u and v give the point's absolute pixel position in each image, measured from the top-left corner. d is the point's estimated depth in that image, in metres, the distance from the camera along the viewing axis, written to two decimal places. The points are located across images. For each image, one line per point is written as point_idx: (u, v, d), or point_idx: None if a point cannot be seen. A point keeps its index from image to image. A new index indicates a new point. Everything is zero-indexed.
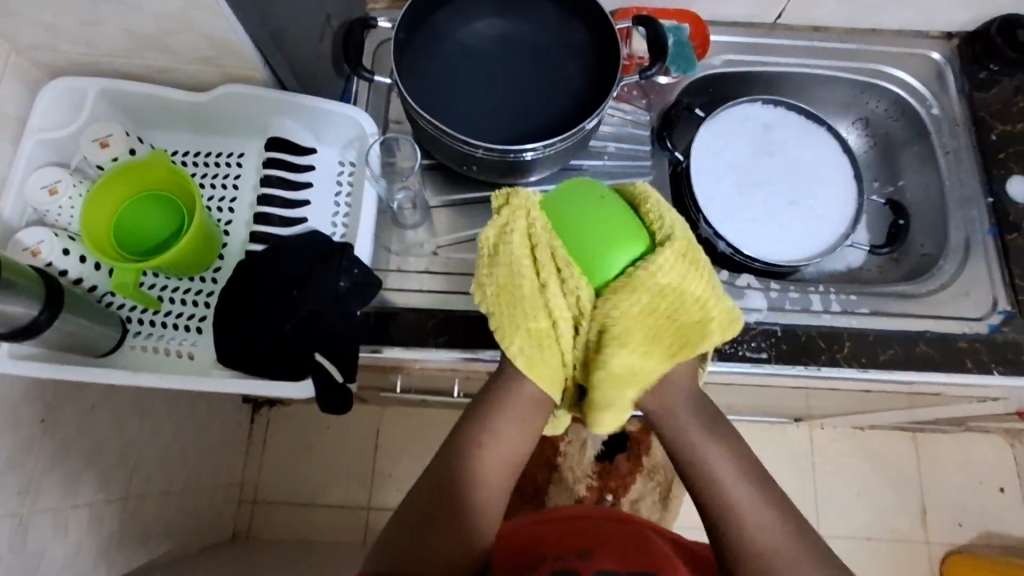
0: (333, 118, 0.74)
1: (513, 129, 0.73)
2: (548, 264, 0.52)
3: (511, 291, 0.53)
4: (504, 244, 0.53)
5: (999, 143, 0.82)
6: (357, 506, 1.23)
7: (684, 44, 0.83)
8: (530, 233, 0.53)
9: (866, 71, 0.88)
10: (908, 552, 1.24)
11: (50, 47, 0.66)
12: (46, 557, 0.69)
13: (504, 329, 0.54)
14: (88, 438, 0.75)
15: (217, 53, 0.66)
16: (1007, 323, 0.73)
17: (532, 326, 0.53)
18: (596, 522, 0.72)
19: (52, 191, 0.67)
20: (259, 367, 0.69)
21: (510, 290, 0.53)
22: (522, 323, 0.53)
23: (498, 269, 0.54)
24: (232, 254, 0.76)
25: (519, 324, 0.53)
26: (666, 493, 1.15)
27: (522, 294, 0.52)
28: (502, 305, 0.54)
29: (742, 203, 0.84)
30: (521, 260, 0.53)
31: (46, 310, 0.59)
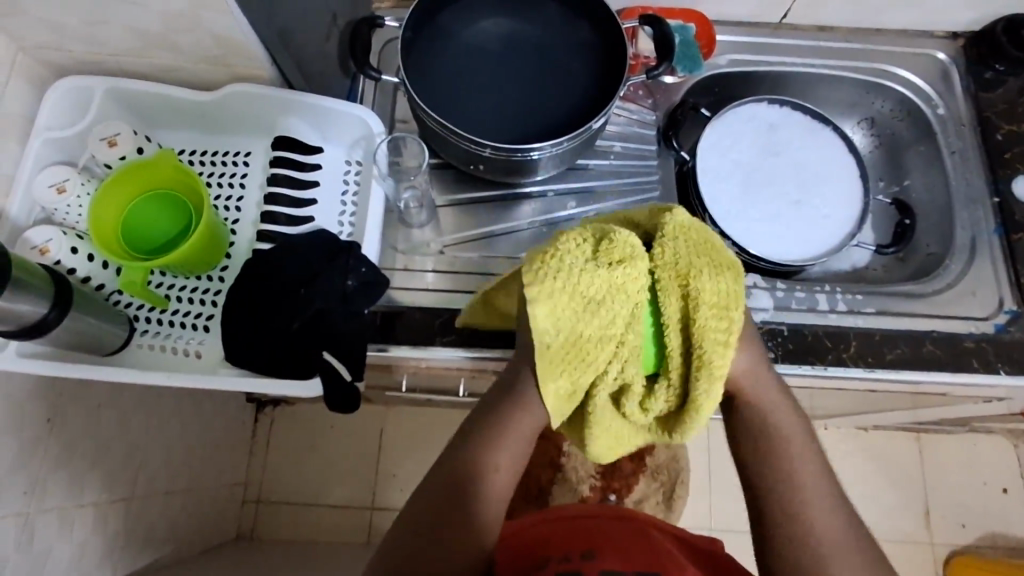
0: (340, 117, 0.74)
1: (519, 129, 0.73)
2: (620, 322, 0.50)
3: (577, 345, 0.50)
4: (584, 298, 0.49)
5: (1005, 143, 0.82)
6: (360, 506, 1.23)
7: (690, 44, 0.83)
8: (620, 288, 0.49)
9: (872, 71, 0.88)
10: (912, 552, 1.24)
11: (58, 46, 0.66)
12: (52, 555, 0.69)
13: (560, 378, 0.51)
14: (94, 438, 0.75)
15: (225, 52, 0.66)
16: (1013, 323, 0.73)
17: (579, 376, 0.51)
18: (599, 519, 0.72)
19: (60, 189, 0.67)
20: (266, 366, 0.69)
21: (577, 344, 0.50)
22: (578, 375, 0.51)
23: (566, 313, 0.49)
24: (239, 253, 0.76)
25: (568, 372, 0.51)
26: (670, 493, 1.17)
27: (578, 343, 0.50)
28: (565, 355, 0.50)
29: (748, 203, 0.84)
30: (607, 321, 0.50)
31: (54, 309, 0.59)
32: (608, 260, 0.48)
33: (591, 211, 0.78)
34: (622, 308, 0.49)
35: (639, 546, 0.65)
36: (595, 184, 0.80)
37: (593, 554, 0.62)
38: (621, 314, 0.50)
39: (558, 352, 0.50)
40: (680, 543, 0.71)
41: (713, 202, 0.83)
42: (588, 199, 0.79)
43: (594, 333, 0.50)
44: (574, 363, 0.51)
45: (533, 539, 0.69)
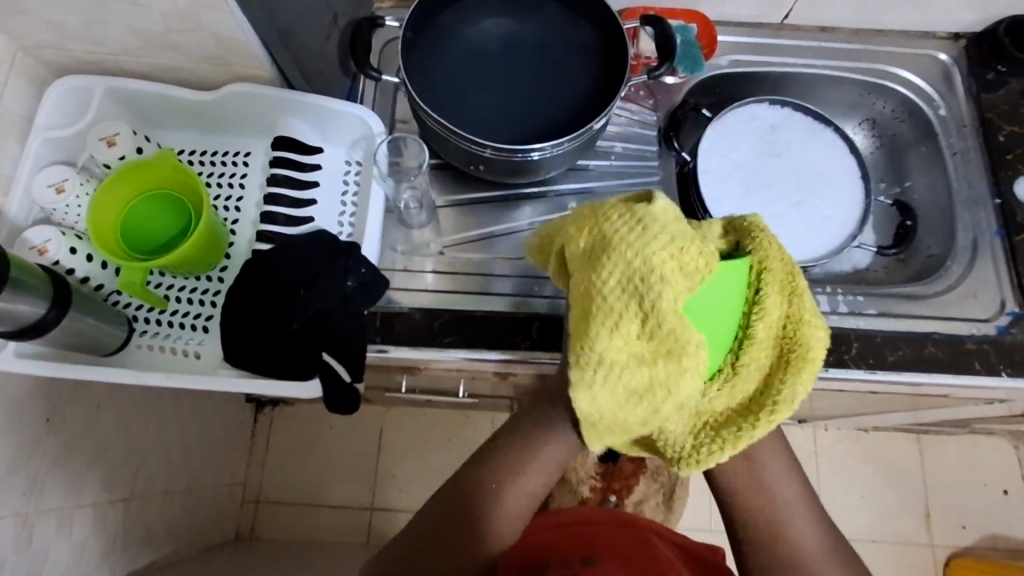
0: (340, 117, 0.74)
1: (519, 129, 0.73)
2: (666, 399, 0.48)
3: (626, 424, 0.49)
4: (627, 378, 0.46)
5: (1007, 143, 0.82)
6: (360, 507, 1.23)
7: (691, 44, 0.83)
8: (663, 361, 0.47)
9: (874, 71, 0.88)
10: (912, 554, 1.24)
11: (58, 45, 0.65)
12: (51, 556, 0.69)
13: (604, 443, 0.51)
14: (93, 438, 0.75)
15: (225, 52, 0.66)
16: (1015, 324, 0.73)
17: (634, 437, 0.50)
18: (601, 526, 0.72)
19: (59, 189, 0.67)
20: (265, 367, 0.69)
21: (626, 423, 0.49)
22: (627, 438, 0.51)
23: (612, 400, 0.47)
24: (238, 254, 0.76)
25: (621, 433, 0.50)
26: (670, 494, 1.17)
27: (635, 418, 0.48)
28: (613, 431, 0.49)
29: (748, 204, 0.84)
30: (652, 397, 0.47)
31: (53, 309, 0.59)
32: (653, 333, 0.46)
33: None
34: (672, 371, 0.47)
35: (641, 554, 0.65)
36: (595, 185, 0.79)
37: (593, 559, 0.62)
38: (673, 376, 0.47)
39: (605, 430, 0.49)
40: (682, 554, 0.70)
41: (714, 203, 0.83)
42: (588, 200, 0.79)
43: (637, 415, 0.48)
44: (623, 435, 0.50)
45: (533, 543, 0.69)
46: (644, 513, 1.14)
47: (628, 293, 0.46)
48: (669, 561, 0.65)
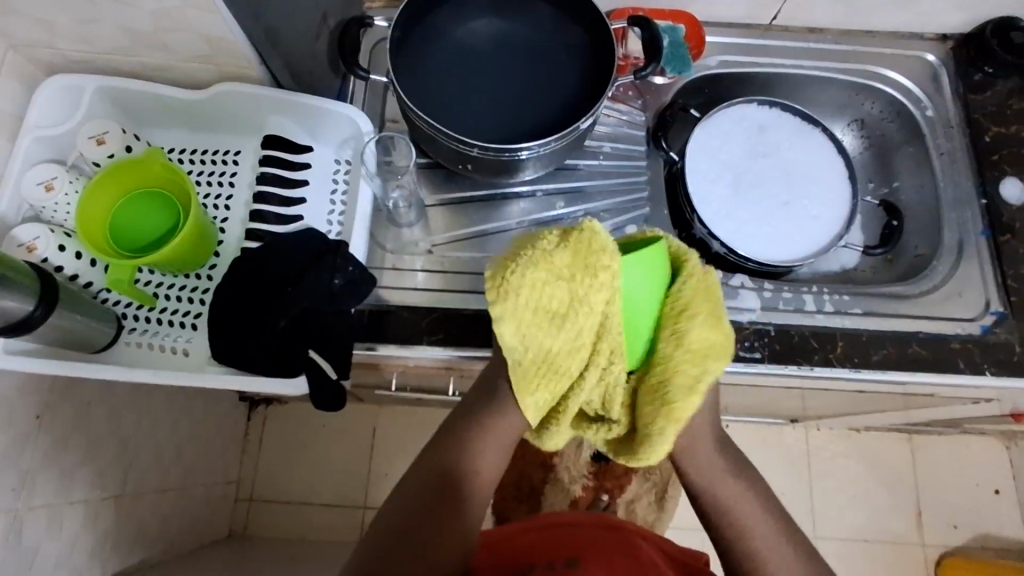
0: (329, 116, 0.74)
1: (507, 128, 0.73)
2: (590, 330, 0.50)
3: (551, 356, 0.49)
4: (555, 302, 0.48)
5: (993, 145, 0.83)
6: (352, 505, 1.24)
7: (679, 45, 0.83)
8: (600, 282, 0.48)
9: (862, 72, 0.88)
10: (903, 553, 1.24)
11: (47, 44, 0.66)
12: (41, 553, 0.69)
13: (535, 387, 0.51)
14: (83, 435, 0.76)
15: (214, 51, 0.67)
16: (999, 324, 0.74)
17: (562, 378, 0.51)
18: (591, 531, 0.71)
19: (48, 188, 0.67)
20: (247, 362, 0.69)
21: (551, 355, 0.49)
22: (554, 382, 0.51)
23: (546, 326, 0.48)
24: (227, 252, 0.76)
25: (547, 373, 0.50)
26: (661, 493, 1.17)
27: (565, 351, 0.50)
28: (536, 368, 0.50)
29: (737, 204, 0.84)
30: (586, 319, 0.49)
31: (41, 306, 0.59)
32: (580, 266, 0.48)
33: (580, 211, 0.79)
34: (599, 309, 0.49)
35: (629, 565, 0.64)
36: (584, 184, 0.80)
37: (578, 566, 0.62)
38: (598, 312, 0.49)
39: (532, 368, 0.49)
40: (668, 558, 0.71)
41: (702, 204, 0.83)
42: (577, 199, 0.79)
43: (564, 340, 0.49)
44: (547, 374, 0.50)
45: (517, 552, 0.69)
46: (636, 513, 1.14)
47: (553, 234, 0.49)
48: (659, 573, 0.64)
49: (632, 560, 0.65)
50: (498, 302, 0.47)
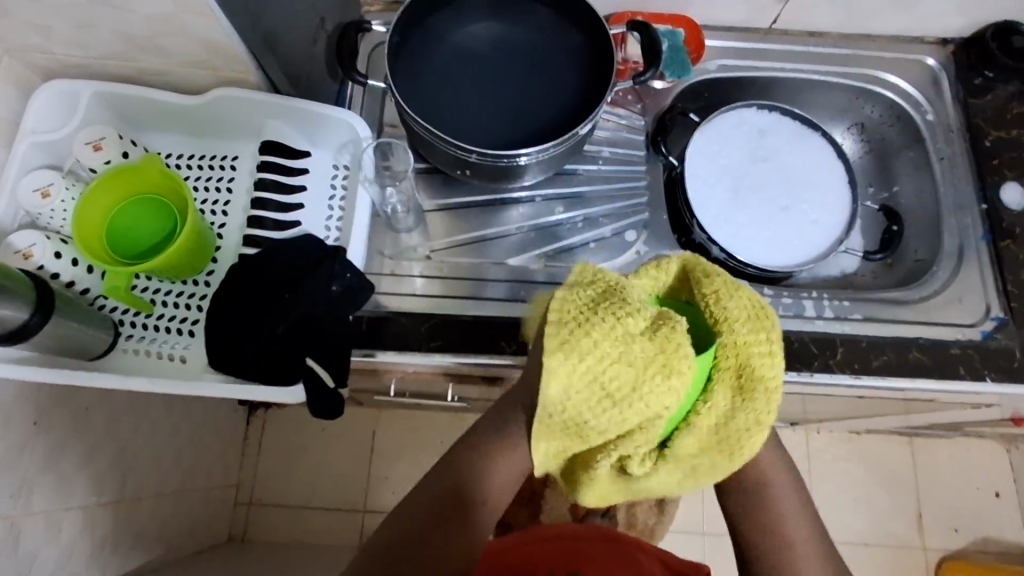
0: (327, 122, 0.74)
1: (506, 133, 0.73)
2: (635, 418, 0.46)
3: (581, 424, 0.47)
4: (612, 381, 0.45)
5: (993, 149, 0.83)
6: (352, 509, 1.23)
7: (679, 49, 0.83)
8: (666, 377, 0.45)
9: (862, 76, 0.88)
10: (903, 557, 1.24)
11: (44, 49, 0.66)
12: (39, 559, 0.69)
13: (552, 444, 0.49)
14: (81, 441, 0.76)
15: (211, 56, 0.66)
16: (999, 330, 0.73)
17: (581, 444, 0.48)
18: (588, 541, 0.72)
19: (45, 194, 0.67)
20: (245, 368, 0.69)
21: (581, 422, 0.47)
22: (573, 447, 0.49)
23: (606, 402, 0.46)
24: (225, 258, 0.76)
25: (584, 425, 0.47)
26: (661, 497, 1.16)
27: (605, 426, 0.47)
28: (565, 430, 0.48)
29: (737, 209, 0.84)
30: (636, 412, 0.46)
31: (37, 313, 0.59)
32: (655, 364, 0.44)
33: (579, 216, 0.79)
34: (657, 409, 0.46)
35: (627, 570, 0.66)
36: (584, 189, 0.80)
37: None
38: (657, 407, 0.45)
39: (563, 422, 0.47)
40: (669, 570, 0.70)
41: (701, 208, 0.83)
42: (575, 204, 0.79)
43: (606, 421, 0.47)
44: (569, 435, 0.48)
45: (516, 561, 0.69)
46: (636, 516, 1.14)
47: (644, 314, 0.46)
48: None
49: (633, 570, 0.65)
50: (554, 360, 0.44)
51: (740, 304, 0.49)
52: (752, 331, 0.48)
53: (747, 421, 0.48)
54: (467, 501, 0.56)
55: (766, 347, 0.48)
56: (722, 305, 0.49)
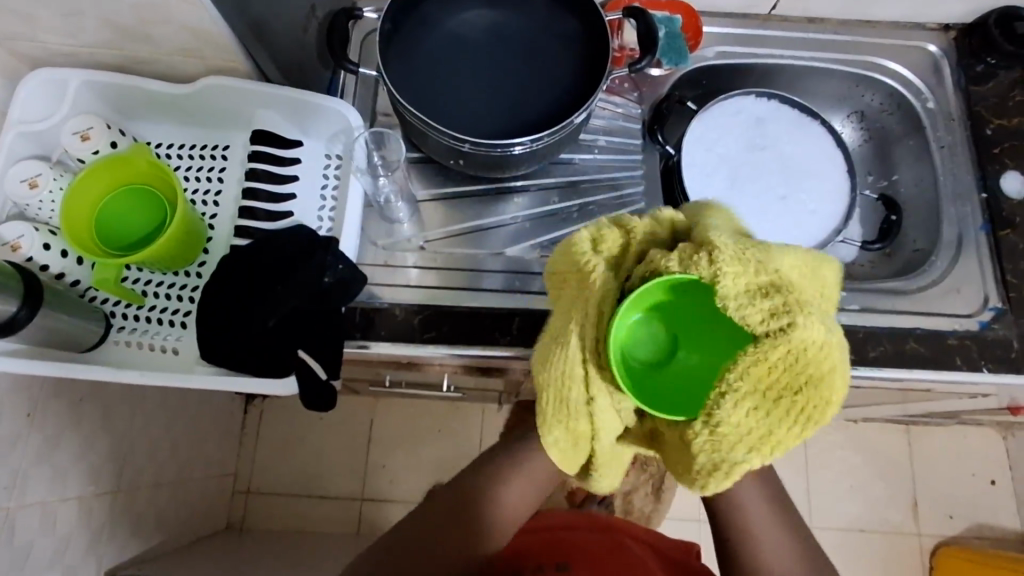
0: (318, 111, 0.73)
1: (501, 121, 0.72)
2: (577, 361, 0.46)
3: (555, 393, 0.47)
4: (556, 330, 0.49)
5: (995, 137, 0.82)
6: (350, 497, 1.24)
7: (676, 36, 0.82)
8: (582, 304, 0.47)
9: (862, 63, 0.87)
10: (898, 543, 1.25)
11: (30, 37, 0.65)
12: (35, 550, 0.69)
13: (545, 423, 0.48)
14: (76, 432, 0.75)
15: (199, 44, 0.65)
16: (997, 320, 0.73)
17: (574, 422, 0.47)
18: (583, 534, 0.72)
19: (33, 185, 0.68)
20: (238, 362, 0.69)
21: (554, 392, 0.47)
22: (565, 421, 0.47)
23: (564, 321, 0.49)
24: (217, 248, 0.76)
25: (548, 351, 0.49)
26: (658, 485, 1.17)
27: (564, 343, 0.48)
28: (550, 400, 0.47)
29: (734, 198, 0.83)
30: (574, 359, 0.46)
31: (25, 306, 0.59)
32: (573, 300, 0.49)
33: (575, 205, 0.78)
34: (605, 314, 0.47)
35: (620, 566, 0.65)
36: (580, 179, 0.79)
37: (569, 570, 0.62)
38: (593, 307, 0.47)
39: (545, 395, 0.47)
40: (659, 556, 0.71)
41: (697, 198, 0.82)
42: (571, 193, 0.78)
43: (555, 375, 0.47)
44: (556, 411, 0.47)
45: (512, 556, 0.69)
46: (632, 504, 1.15)
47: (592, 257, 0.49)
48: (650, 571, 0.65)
49: (623, 561, 0.66)
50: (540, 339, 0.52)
51: (767, 408, 0.41)
52: (743, 446, 0.41)
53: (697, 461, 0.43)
54: (467, 499, 0.59)
55: (731, 463, 0.42)
56: (743, 397, 0.41)
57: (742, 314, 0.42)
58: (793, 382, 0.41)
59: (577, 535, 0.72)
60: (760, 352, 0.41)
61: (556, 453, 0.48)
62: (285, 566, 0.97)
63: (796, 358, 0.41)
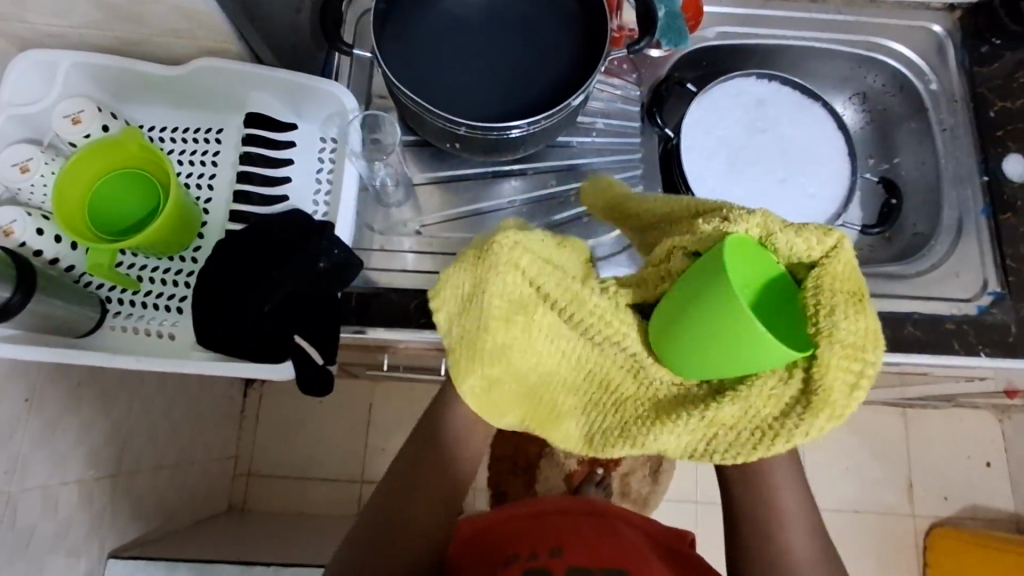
0: (313, 93, 0.72)
1: (497, 103, 0.71)
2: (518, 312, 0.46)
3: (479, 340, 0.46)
4: (498, 283, 0.45)
5: (998, 119, 0.81)
6: (350, 479, 1.25)
7: (676, 16, 0.79)
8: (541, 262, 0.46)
9: (864, 43, 0.86)
10: (893, 524, 1.26)
11: (18, 18, 0.64)
12: (37, 532, 0.70)
13: (461, 365, 0.47)
14: (74, 416, 0.76)
15: (190, 25, 0.64)
16: (996, 305, 0.72)
17: (495, 372, 0.47)
18: (572, 515, 0.72)
19: (24, 169, 0.67)
20: (233, 347, 0.69)
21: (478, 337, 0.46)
22: (482, 366, 0.47)
23: (474, 266, 0.46)
24: (212, 233, 0.75)
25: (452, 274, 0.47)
26: (656, 467, 1.19)
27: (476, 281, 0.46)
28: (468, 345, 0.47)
29: (733, 181, 0.82)
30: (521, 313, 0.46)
31: (19, 292, 0.59)
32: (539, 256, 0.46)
33: (573, 188, 0.77)
34: (576, 283, 0.46)
35: (612, 549, 0.65)
36: (578, 162, 0.78)
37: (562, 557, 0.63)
38: (536, 261, 0.46)
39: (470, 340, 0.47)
40: (652, 540, 0.72)
41: (697, 181, 0.81)
42: (568, 177, 0.78)
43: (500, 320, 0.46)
44: (477, 356, 0.47)
45: (498, 537, 0.69)
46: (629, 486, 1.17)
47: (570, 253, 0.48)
48: (641, 556, 0.66)
49: (617, 545, 0.67)
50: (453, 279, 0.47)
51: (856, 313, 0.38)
52: (846, 357, 0.38)
53: (807, 401, 0.40)
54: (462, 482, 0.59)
55: (846, 398, 0.39)
56: (843, 309, 0.38)
57: (798, 244, 0.39)
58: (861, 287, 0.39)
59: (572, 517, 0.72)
60: (825, 277, 0.38)
61: (473, 399, 0.48)
62: (285, 547, 0.98)
63: (853, 271, 0.40)
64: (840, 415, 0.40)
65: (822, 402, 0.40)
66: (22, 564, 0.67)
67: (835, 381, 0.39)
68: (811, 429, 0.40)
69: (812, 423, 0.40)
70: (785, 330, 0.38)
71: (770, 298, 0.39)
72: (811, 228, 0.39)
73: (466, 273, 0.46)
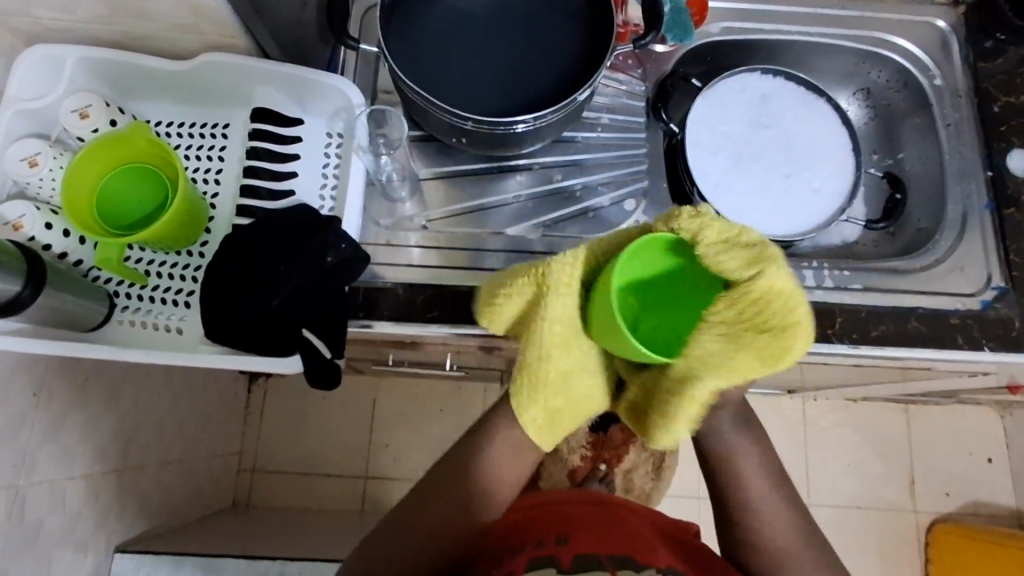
0: (319, 88, 0.72)
1: (503, 99, 0.71)
2: (569, 337, 0.54)
3: (537, 372, 0.55)
4: (553, 315, 0.53)
5: (1002, 115, 0.81)
6: (354, 475, 1.25)
7: (681, 11, 0.79)
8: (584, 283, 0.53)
9: (868, 39, 0.86)
10: (895, 520, 1.27)
11: (26, 12, 0.64)
12: (45, 526, 0.70)
13: (522, 398, 0.55)
14: (82, 411, 0.76)
15: (198, 20, 0.64)
16: (1000, 299, 0.73)
17: (552, 400, 0.55)
18: (577, 507, 0.72)
19: (32, 163, 0.67)
20: (242, 342, 0.69)
21: (536, 370, 0.55)
22: (542, 399, 0.55)
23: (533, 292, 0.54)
24: (219, 228, 0.75)
25: (510, 295, 0.54)
26: (659, 463, 1.21)
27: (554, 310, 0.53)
28: (526, 379, 0.55)
29: (737, 176, 0.82)
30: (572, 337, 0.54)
31: (29, 286, 0.59)
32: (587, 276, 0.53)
33: (577, 183, 0.77)
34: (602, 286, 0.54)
35: (619, 538, 0.66)
36: (582, 157, 0.79)
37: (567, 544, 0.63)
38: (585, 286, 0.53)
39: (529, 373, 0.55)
40: (662, 533, 0.72)
41: (701, 176, 0.81)
42: (573, 172, 0.78)
43: (557, 349, 0.54)
44: (537, 388, 0.55)
45: (504, 529, 0.69)
46: (632, 482, 1.19)
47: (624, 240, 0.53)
48: (650, 547, 0.65)
49: (624, 535, 0.67)
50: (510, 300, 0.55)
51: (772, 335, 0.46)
52: (723, 359, 0.46)
53: (678, 386, 0.47)
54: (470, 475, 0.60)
55: (704, 391, 0.47)
56: (728, 321, 0.46)
57: (729, 260, 0.46)
58: (791, 317, 0.46)
59: (581, 510, 0.72)
60: (738, 294, 0.46)
61: (533, 430, 0.56)
62: (289, 542, 0.98)
63: (773, 300, 0.46)
64: (697, 404, 0.47)
65: (688, 389, 0.47)
66: (29, 558, 0.67)
67: (703, 374, 0.46)
68: (678, 411, 0.48)
69: (677, 404, 0.48)
70: (681, 318, 0.50)
71: (676, 290, 0.51)
72: (749, 250, 0.46)
73: (524, 292, 0.54)
